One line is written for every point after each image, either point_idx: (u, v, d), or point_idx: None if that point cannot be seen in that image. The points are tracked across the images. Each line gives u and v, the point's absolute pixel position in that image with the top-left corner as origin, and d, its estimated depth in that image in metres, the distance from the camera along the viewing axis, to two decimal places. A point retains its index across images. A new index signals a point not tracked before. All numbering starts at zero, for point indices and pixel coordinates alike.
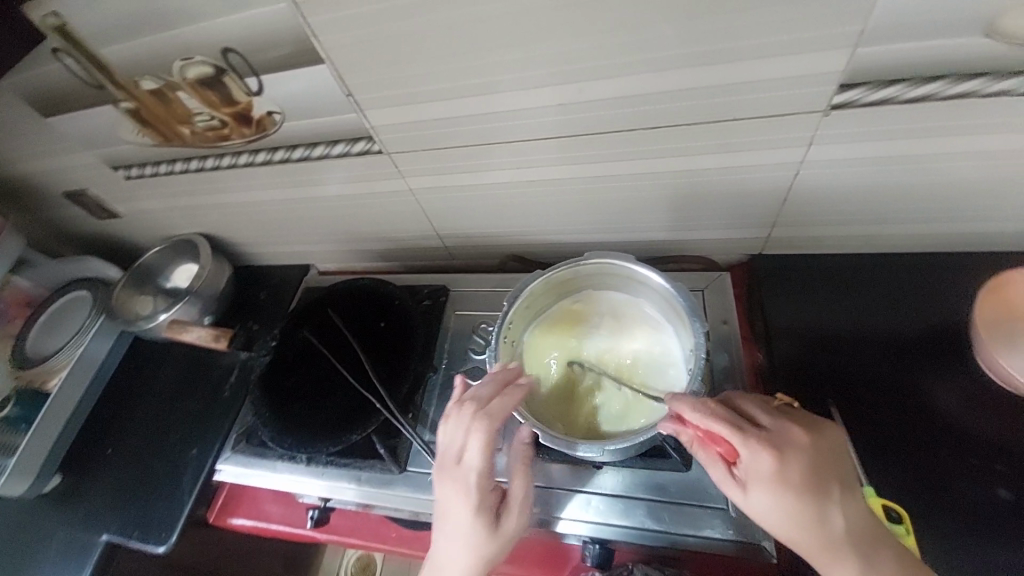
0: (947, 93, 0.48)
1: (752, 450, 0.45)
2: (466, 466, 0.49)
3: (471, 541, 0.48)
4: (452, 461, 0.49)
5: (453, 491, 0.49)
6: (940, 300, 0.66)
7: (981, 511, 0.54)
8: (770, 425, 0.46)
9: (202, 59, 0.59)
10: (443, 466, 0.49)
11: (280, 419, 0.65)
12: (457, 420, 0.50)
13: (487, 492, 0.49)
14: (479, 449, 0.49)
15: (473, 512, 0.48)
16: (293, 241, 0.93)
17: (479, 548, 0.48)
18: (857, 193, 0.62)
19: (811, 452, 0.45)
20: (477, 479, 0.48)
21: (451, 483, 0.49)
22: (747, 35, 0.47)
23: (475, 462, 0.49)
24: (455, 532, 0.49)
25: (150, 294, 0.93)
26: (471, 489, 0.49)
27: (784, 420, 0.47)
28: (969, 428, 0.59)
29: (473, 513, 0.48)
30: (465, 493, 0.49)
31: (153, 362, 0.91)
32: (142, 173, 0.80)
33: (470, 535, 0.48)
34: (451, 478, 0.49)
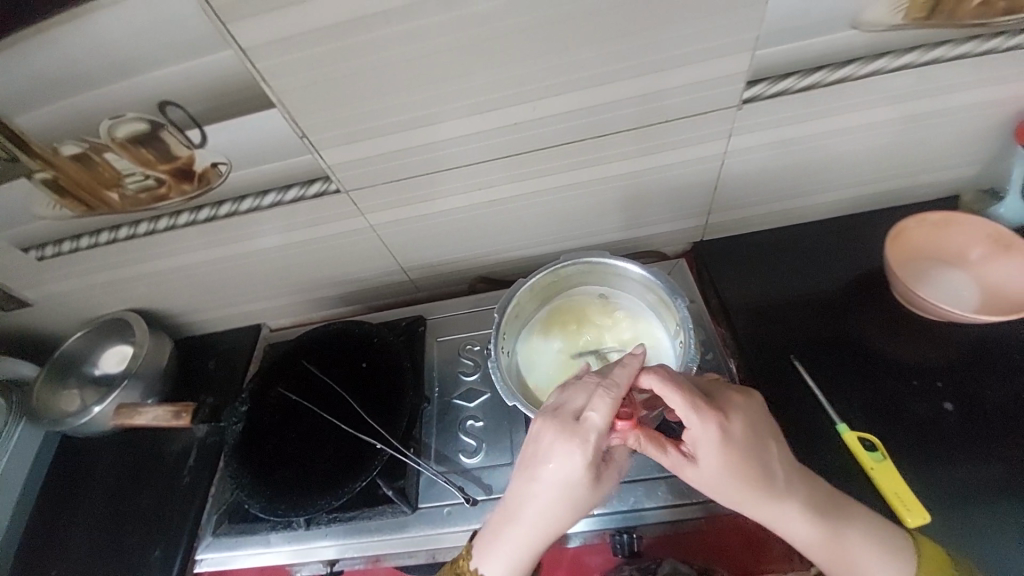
0: (828, 80, 0.59)
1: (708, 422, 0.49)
2: (588, 428, 0.47)
3: (572, 499, 0.48)
4: (575, 421, 0.47)
5: (570, 456, 0.47)
6: (858, 255, 0.78)
7: (937, 425, 0.62)
8: (714, 396, 0.52)
9: (135, 116, 0.55)
10: (563, 423, 0.48)
11: (269, 485, 0.59)
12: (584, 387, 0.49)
13: (599, 454, 0.48)
14: (601, 416, 0.47)
15: (585, 473, 0.47)
16: (242, 300, 0.87)
17: (581, 503, 0.49)
18: (773, 172, 0.72)
19: (744, 415, 0.51)
20: (601, 441, 0.47)
21: (569, 444, 0.47)
22: (670, 47, 0.55)
23: (596, 420, 0.47)
24: (555, 492, 0.48)
25: (76, 385, 0.82)
26: (590, 451, 0.47)
27: (717, 391, 0.53)
28: (908, 357, 0.68)
29: (582, 473, 0.47)
30: (579, 458, 0.47)
31: (89, 461, 0.79)
32: (58, 250, 0.72)
33: (575, 492, 0.48)
34: (570, 441, 0.47)
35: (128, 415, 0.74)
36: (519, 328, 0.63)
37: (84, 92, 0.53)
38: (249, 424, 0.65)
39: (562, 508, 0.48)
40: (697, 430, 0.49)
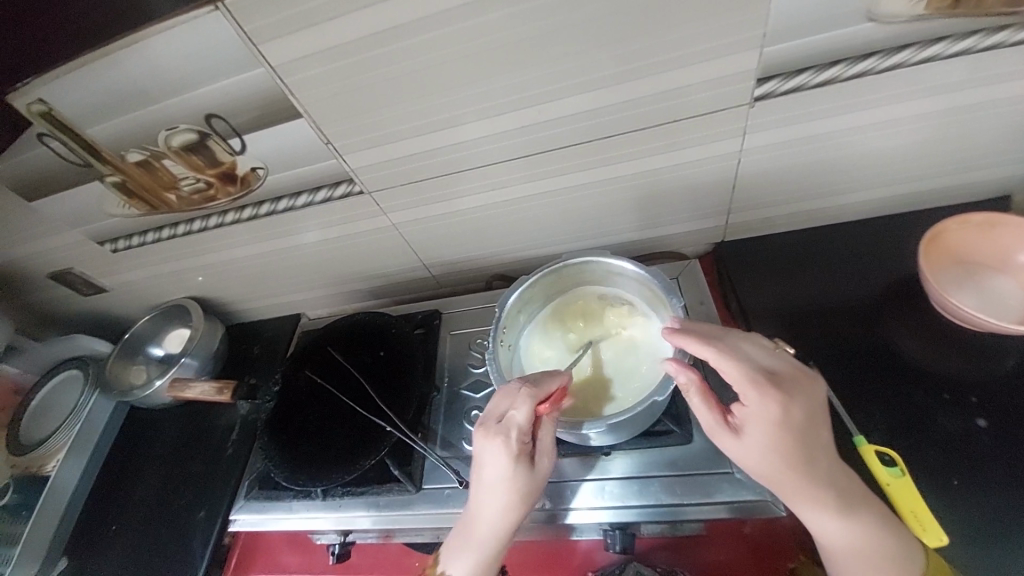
0: (847, 75, 0.56)
1: (762, 399, 0.49)
2: (506, 424, 0.51)
3: (509, 487, 0.51)
4: (495, 420, 0.52)
5: (494, 453, 0.51)
6: (890, 259, 0.73)
7: (965, 442, 0.58)
8: (777, 371, 0.51)
9: (186, 127, 0.63)
10: (486, 423, 0.52)
11: (293, 457, 0.66)
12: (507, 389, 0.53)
13: (522, 446, 0.52)
14: (521, 415, 0.51)
15: (513, 464, 0.51)
16: (282, 292, 0.96)
17: (518, 491, 0.51)
18: (794, 172, 0.69)
19: (809, 398, 0.50)
20: (518, 435, 0.51)
21: (492, 442, 0.51)
22: (674, 47, 0.55)
23: (517, 419, 0.51)
24: (491, 482, 0.51)
25: (143, 363, 0.94)
26: (510, 445, 0.51)
27: (789, 367, 0.52)
28: (940, 369, 0.64)
29: (508, 465, 0.51)
30: (501, 451, 0.51)
31: (153, 429, 0.91)
32: (129, 244, 0.83)
33: (512, 481, 0.51)
34: (492, 438, 0.51)
35: (180, 388, 0.84)
36: (523, 323, 0.66)
37: (144, 107, 0.61)
38: (280, 402, 0.72)
39: (505, 496, 0.51)
40: (752, 405, 0.49)
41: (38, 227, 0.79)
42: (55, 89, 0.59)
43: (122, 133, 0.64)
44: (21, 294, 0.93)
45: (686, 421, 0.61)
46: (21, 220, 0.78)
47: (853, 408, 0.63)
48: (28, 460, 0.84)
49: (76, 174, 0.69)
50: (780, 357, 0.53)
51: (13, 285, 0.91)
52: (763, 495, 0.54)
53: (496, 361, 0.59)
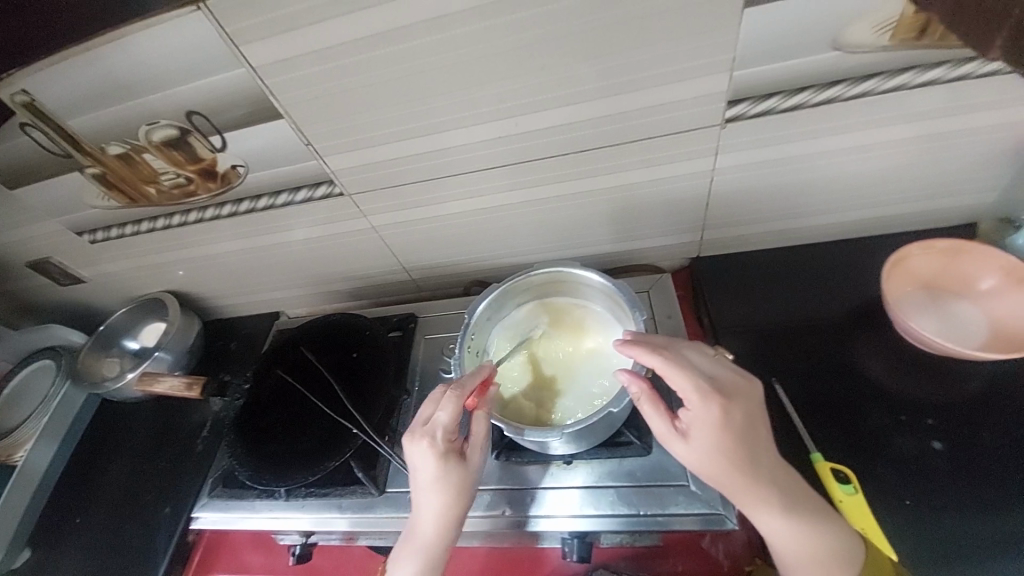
0: (815, 101, 0.58)
1: (705, 403, 0.49)
2: (430, 426, 0.53)
3: (440, 487, 0.52)
4: (423, 424, 0.54)
5: (422, 456, 0.52)
6: (858, 282, 0.75)
7: (919, 463, 0.59)
8: (717, 375, 0.52)
9: (167, 123, 0.63)
10: (413, 431, 0.54)
11: (258, 455, 0.66)
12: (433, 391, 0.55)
13: (449, 445, 0.53)
14: (443, 416, 0.53)
15: (441, 463, 0.52)
16: (262, 289, 0.96)
17: (450, 489, 0.52)
18: (766, 192, 0.71)
19: (748, 400, 0.51)
20: (441, 434, 0.53)
21: (420, 447, 0.53)
22: (647, 67, 0.56)
23: (443, 419, 0.53)
24: (424, 486, 0.53)
25: (118, 356, 0.93)
26: (435, 445, 0.52)
27: (727, 371, 0.53)
28: (900, 391, 0.65)
29: (437, 465, 0.52)
30: (428, 452, 0.52)
31: (125, 423, 0.91)
32: (108, 236, 0.82)
33: (441, 483, 0.52)
34: (419, 441, 0.53)
35: (151, 382, 0.83)
36: (492, 329, 0.67)
37: (125, 101, 0.61)
38: (250, 399, 0.72)
39: (438, 497, 0.52)
40: (695, 410, 0.50)
41: (16, 215, 0.79)
42: (36, 80, 0.59)
43: (102, 126, 0.64)
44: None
45: (647, 433, 0.61)
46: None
47: (813, 426, 0.64)
48: None
49: (55, 164, 0.70)
50: (721, 362, 0.54)
51: None
52: (716, 510, 0.55)
53: (460, 366, 0.60)
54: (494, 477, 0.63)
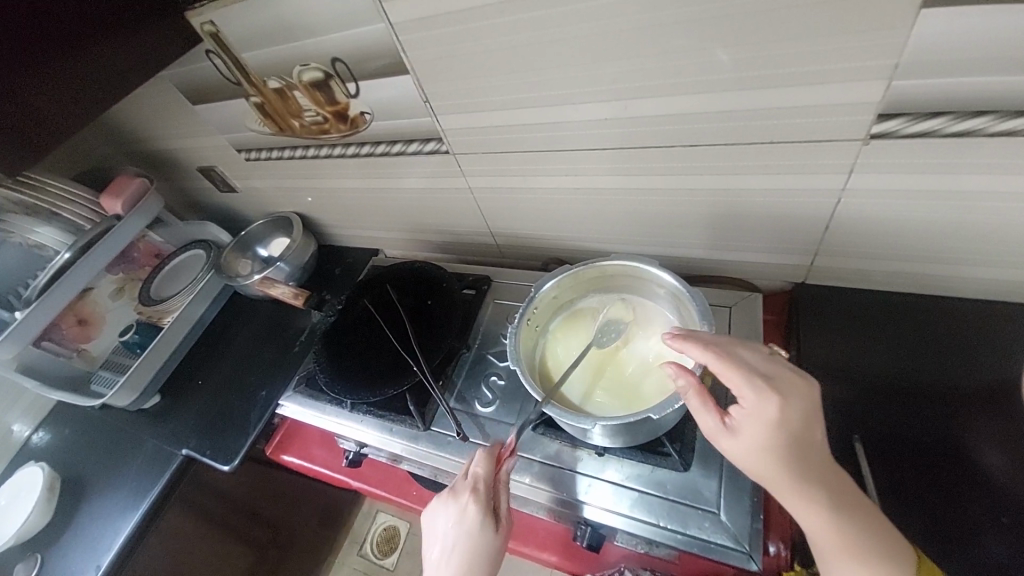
0: (992, 130, 0.48)
1: (757, 395, 0.47)
2: (471, 481, 0.57)
3: (475, 540, 0.54)
4: (462, 479, 0.58)
5: (462, 509, 0.56)
6: (990, 356, 0.62)
7: (1005, 573, 0.50)
8: (771, 373, 0.49)
9: (315, 66, 0.71)
10: (454, 485, 0.58)
11: (335, 368, 0.76)
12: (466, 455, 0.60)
13: (488, 499, 0.56)
14: (480, 468, 0.57)
15: (478, 515, 0.55)
16: (366, 225, 1.07)
17: (484, 543, 0.54)
18: (905, 226, 0.60)
19: (804, 402, 0.48)
20: (484, 488, 0.56)
21: (460, 497, 0.56)
22: (786, 63, 0.51)
23: (479, 475, 0.57)
24: (449, 533, 0.55)
25: (250, 259, 1.11)
26: (477, 499, 0.56)
27: (779, 367, 0.50)
28: (1007, 486, 0.54)
29: (475, 518, 0.55)
30: (471, 502, 0.56)
31: (248, 314, 1.11)
32: (258, 157, 0.97)
33: (474, 533, 0.54)
34: (460, 493, 0.57)
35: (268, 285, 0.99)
36: (557, 311, 0.69)
37: (285, 43, 0.70)
38: (338, 319, 0.82)
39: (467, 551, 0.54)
40: (747, 404, 0.48)
41: (197, 128, 0.96)
42: (224, 16, 0.69)
43: (267, 63, 0.74)
44: (179, 178, 1.14)
45: (688, 449, 0.59)
46: (187, 120, 0.95)
47: (882, 495, 0.57)
48: (151, 311, 1.05)
49: (229, 89, 0.82)
50: (774, 361, 0.51)
51: (174, 170, 1.12)
52: (740, 546, 0.54)
53: (518, 335, 0.62)
54: (525, 443, 0.66)
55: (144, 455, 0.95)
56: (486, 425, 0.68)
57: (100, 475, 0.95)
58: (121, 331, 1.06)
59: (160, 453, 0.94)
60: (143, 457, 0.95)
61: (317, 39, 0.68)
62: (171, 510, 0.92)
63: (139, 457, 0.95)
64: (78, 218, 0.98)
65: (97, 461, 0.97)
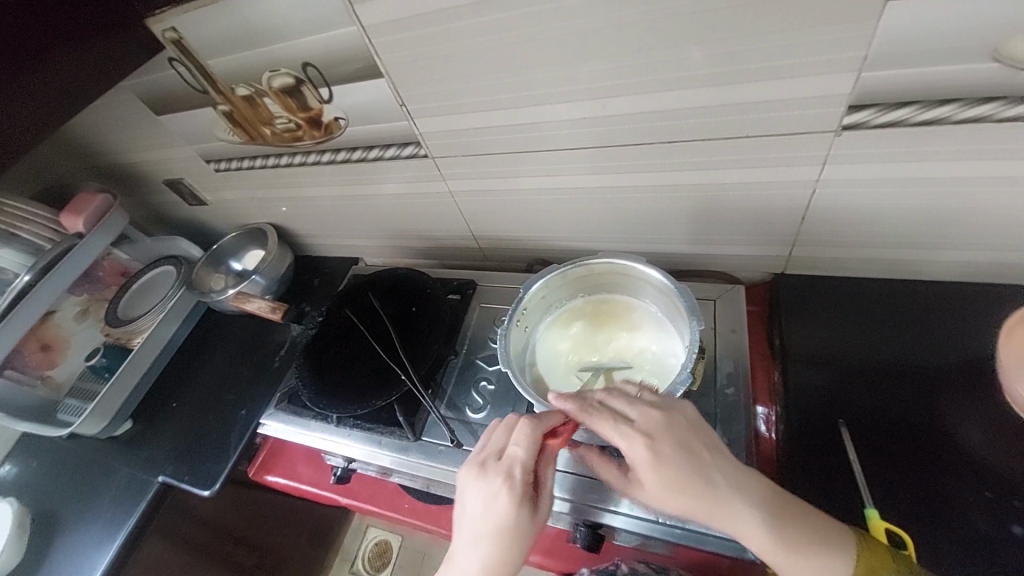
0: (959, 117, 0.49)
1: (629, 441, 0.48)
2: (512, 463, 0.52)
3: (510, 527, 0.50)
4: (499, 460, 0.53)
5: (497, 493, 0.52)
6: (963, 334, 0.65)
7: (990, 544, 0.52)
8: (634, 411, 0.50)
9: (286, 71, 0.69)
10: (486, 465, 0.53)
11: (319, 383, 0.73)
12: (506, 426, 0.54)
13: (527, 482, 0.52)
14: (521, 448, 0.52)
15: (515, 501, 0.51)
16: (342, 233, 1.04)
17: (521, 530, 0.51)
18: (878, 214, 0.62)
19: (676, 430, 0.48)
20: (525, 471, 0.52)
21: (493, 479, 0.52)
22: (758, 59, 0.52)
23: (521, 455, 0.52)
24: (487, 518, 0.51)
25: (223, 273, 1.07)
26: (514, 482, 0.52)
27: (636, 400, 0.50)
28: (985, 461, 0.57)
29: (513, 504, 0.51)
30: (507, 486, 0.51)
31: (224, 331, 1.07)
32: (228, 167, 0.94)
33: (510, 520, 0.51)
34: (493, 475, 0.52)
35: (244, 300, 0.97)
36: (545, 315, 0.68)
37: (253, 48, 0.68)
38: (319, 332, 0.80)
39: (501, 539, 0.50)
40: (627, 451, 0.48)
41: (163, 139, 0.92)
42: (186, 22, 0.66)
43: (234, 69, 0.71)
44: (145, 192, 1.10)
45: None
46: (151, 131, 0.91)
47: (871, 476, 0.58)
48: (118, 333, 1.00)
49: (195, 98, 0.79)
50: (642, 394, 0.51)
51: (139, 184, 1.08)
52: (735, 536, 0.54)
53: (507, 340, 0.61)
54: None
55: (117, 484, 0.90)
56: (478, 432, 0.67)
57: (70, 509, 0.89)
58: (87, 355, 1.00)
59: (135, 481, 0.90)
60: (117, 487, 0.90)
61: (286, 44, 0.66)
62: (150, 540, 0.88)
63: (113, 487, 0.90)
64: (38, 238, 0.93)
65: (66, 494, 0.92)
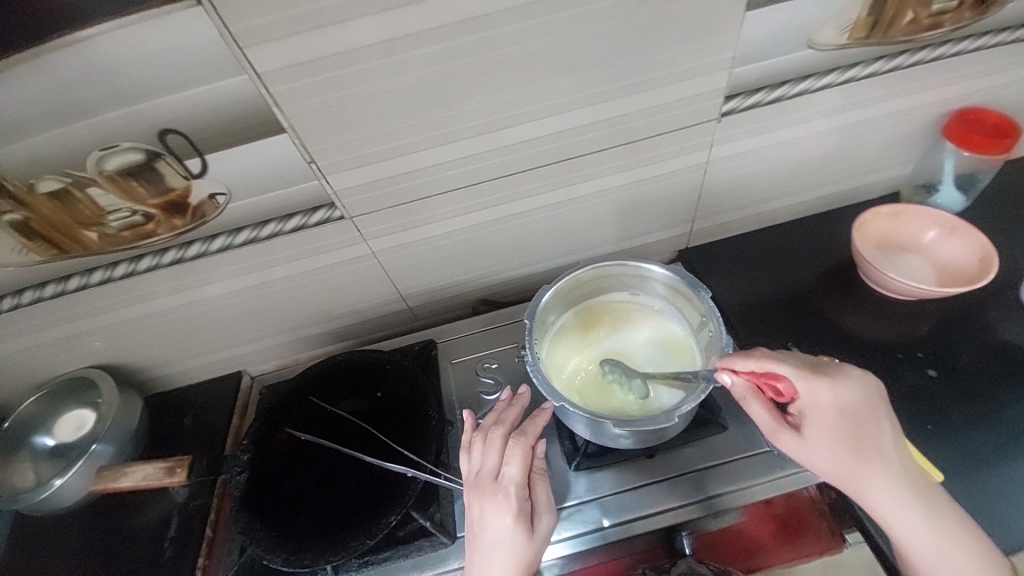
0: (793, 93, 0.68)
1: (812, 388, 0.51)
2: (504, 480, 0.51)
3: (513, 547, 0.49)
4: (491, 480, 0.52)
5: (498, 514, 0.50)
6: (823, 250, 0.85)
7: (925, 390, 0.68)
8: (822, 365, 0.54)
9: (131, 146, 0.53)
10: (480, 486, 0.51)
11: (289, 534, 0.54)
12: (489, 443, 0.54)
13: (524, 500, 0.51)
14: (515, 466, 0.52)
15: (514, 521, 0.50)
16: (223, 347, 0.80)
17: (523, 551, 0.49)
18: (747, 179, 0.79)
19: (861, 389, 0.53)
20: (517, 487, 0.51)
21: (492, 499, 0.51)
22: (657, 69, 0.61)
23: (511, 472, 0.51)
24: (491, 544, 0.49)
25: (26, 460, 0.73)
26: (512, 501, 0.51)
27: (835, 363, 0.55)
28: (887, 333, 0.75)
29: (515, 524, 0.50)
30: (506, 506, 0.50)
31: (42, 547, 0.69)
32: (16, 303, 0.65)
33: (514, 541, 0.49)
34: (491, 496, 0.51)
35: (110, 478, 0.69)
36: (545, 336, 0.65)
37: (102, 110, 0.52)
38: (256, 472, 0.59)
39: (502, 561, 0.49)
40: (806, 394, 0.52)
41: None
42: None
43: (36, 157, 0.53)
44: None
45: (716, 409, 0.64)
46: None
47: None
48: None
49: None
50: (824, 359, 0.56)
51: None
52: (778, 473, 0.60)
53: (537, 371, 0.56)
54: (587, 488, 0.61)
55: None
56: None
57: None
58: None
59: None
60: None
61: (135, 107, 0.51)
62: None
63: None
64: None
65: None
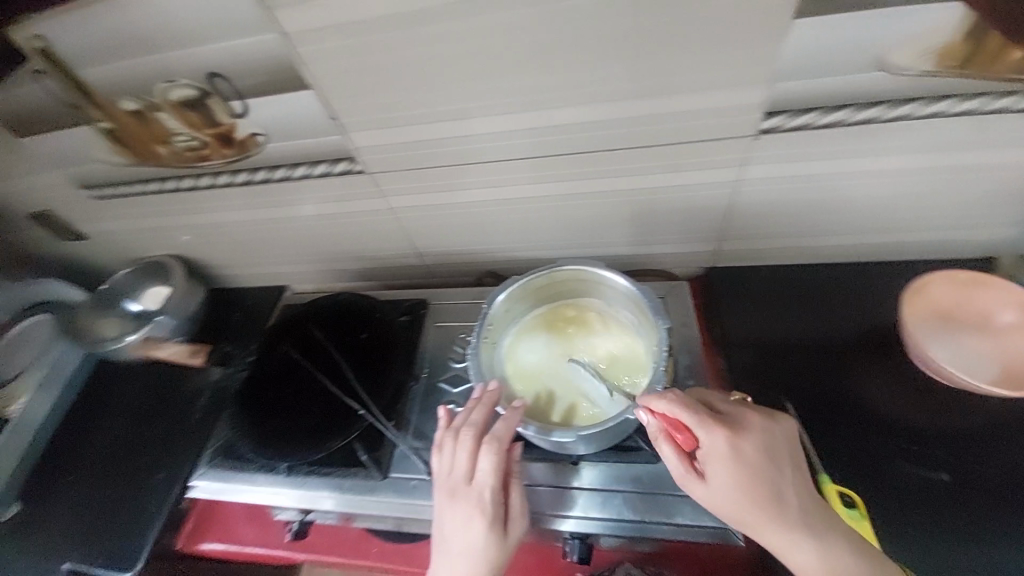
0: (855, 119, 0.57)
1: (712, 436, 0.51)
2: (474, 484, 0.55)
3: (483, 550, 0.53)
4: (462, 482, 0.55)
5: (466, 510, 0.54)
6: (869, 304, 0.74)
7: (922, 491, 0.60)
8: (728, 412, 0.54)
9: (186, 82, 0.62)
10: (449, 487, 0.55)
11: (262, 432, 0.66)
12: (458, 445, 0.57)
13: (494, 505, 0.54)
14: (485, 468, 0.55)
15: (482, 524, 0.53)
16: (265, 262, 0.93)
17: (492, 553, 0.53)
18: (792, 206, 0.70)
19: (761, 436, 0.52)
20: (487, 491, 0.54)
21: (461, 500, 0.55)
22: (685, 73, 0.55)
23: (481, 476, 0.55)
24: (461, 544, 0.53)
25: (116, 316, 0.93)
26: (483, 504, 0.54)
27: (742, 409, 0.54)
28: (907, 417, 0.65)
29: (484, 527, 0.53)
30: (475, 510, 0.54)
31: (121, 383, 0.91)
32: (113, 194, 0.81)
33: (482, 544, 0.53)
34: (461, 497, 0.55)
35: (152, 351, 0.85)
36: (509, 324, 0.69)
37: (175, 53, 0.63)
38: (253, 376, 0.72)
39: (468, 558, 0.53)
40: (706, 444, 0.51)
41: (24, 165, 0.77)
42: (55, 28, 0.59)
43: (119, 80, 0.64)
44: None
45: None
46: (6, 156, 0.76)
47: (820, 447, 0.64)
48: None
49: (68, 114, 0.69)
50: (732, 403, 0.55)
51: None
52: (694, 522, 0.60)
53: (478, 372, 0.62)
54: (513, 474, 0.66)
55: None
56: None
57: None
58: None
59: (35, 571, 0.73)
60: None
61: (189, 50, 0.60)
62: None
63: None
64: None
65: None
